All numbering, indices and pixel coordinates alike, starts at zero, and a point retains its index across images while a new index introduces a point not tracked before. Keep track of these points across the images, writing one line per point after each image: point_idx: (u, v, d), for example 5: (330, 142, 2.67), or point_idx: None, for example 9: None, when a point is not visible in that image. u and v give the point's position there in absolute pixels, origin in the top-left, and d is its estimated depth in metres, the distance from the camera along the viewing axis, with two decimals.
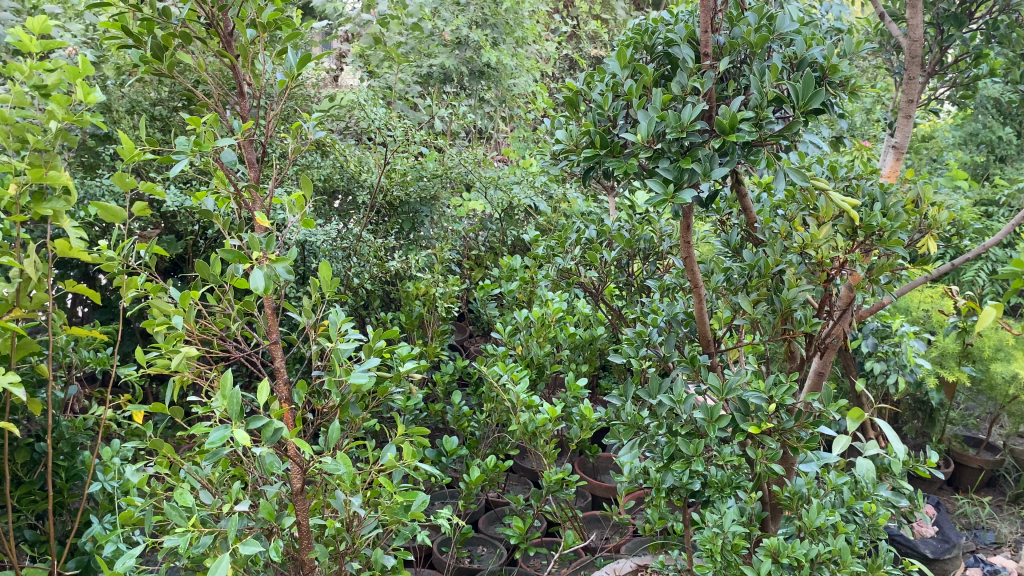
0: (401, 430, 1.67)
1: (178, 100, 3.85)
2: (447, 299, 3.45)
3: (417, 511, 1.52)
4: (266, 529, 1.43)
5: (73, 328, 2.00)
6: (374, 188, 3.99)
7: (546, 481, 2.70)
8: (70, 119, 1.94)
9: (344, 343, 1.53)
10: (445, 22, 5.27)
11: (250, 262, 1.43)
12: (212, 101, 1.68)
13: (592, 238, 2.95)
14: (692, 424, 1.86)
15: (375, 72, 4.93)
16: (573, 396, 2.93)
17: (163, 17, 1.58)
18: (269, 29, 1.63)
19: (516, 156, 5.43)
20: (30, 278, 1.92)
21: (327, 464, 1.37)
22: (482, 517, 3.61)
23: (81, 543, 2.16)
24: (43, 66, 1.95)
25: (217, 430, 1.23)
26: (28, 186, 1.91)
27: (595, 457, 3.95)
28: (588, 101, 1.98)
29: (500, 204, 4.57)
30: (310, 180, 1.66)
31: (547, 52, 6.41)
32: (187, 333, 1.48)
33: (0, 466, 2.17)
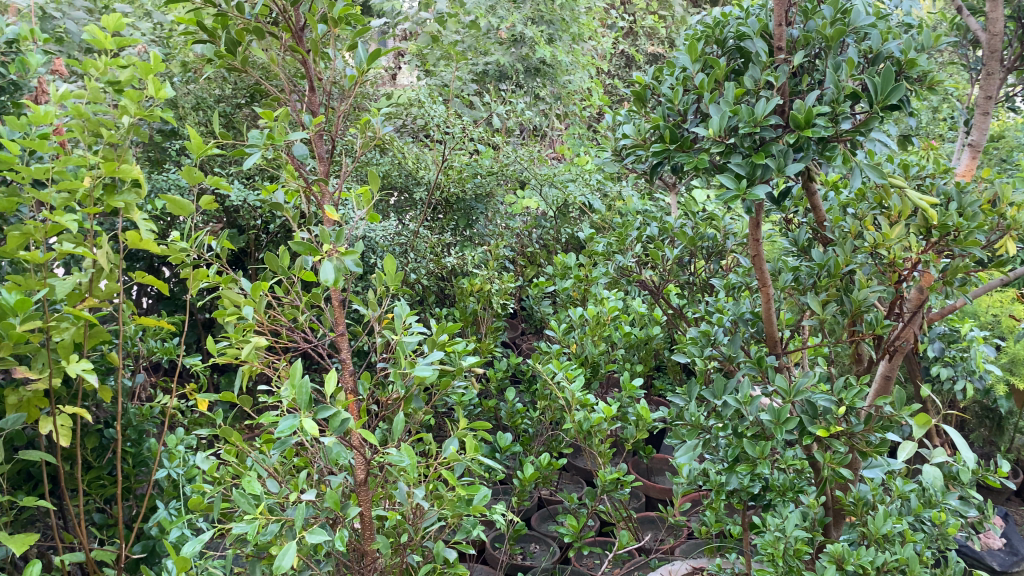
0: (464, 424, 1.66)
1: (242, 97, 3.94)
2: (502, 295, 3.46)
3: (478, 505, 1.52)
4: (331, 519, 1.44)
5: (141, 318, 2.06)
6: (431, 185, 4.04)
7: (601, 480, 2.69)
8: (142, 114, 1.99)
9: (410, 336, 1.54)
10: (500, 19, 5.28)
11: (320, 254, 1.45)
12: (285, 96, 1.71)
13: (654, 236, 2.89)
14: (758, 426, 1.82)
15: (431, 71, 4.97)
16: (629, 396, 2.90)
17: (238, 12, 1.61)
18: (340, 24, 1.63)
19: (571, 153, 5.41)
20: (102, 269, 1.99)
21: (391, 456, 1.38)
22: (535, 515, 3.61)
23: (148, 529, 2.22)
24: (117, 63, 2.02)
25: (286, 419, 1.25)
26: (101, 179, 1.98)
27: (650, 458, 3.91)
28: (656, 95, 1.97)
29: (556, 202, 4.56)
30: (378, 176, 1.66)
31: (603, 49, 6.39)
32: (257, 325, 1.51)
33: (72, 450, 2.23)
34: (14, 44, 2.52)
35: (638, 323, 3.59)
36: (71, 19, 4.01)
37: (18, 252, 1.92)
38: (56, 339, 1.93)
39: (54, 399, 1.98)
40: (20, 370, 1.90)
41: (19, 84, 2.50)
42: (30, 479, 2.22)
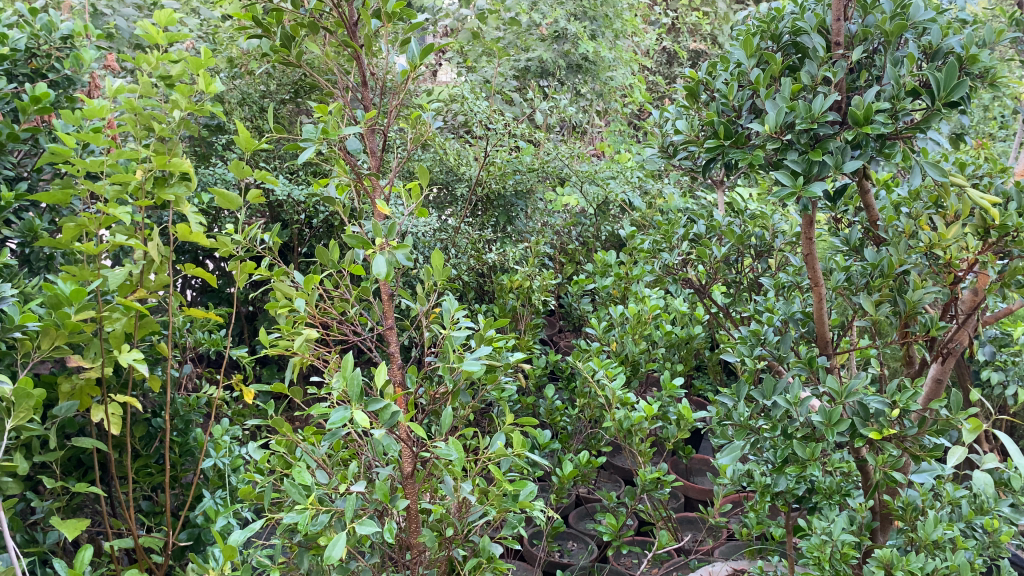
0: (510, 419, 1.65)
1: (286, 93, 3.97)
2: (542, 292, 3.45)
3: (525, 501, 1.51)
4: (380, 510, 1.46)
5: (190, 310, 2.09)
6: (472, 181, 4.04)
7: (641, 480, 2.67)
8: (193, 109, 2.01)
9: (459, 331, 1.55)
10: (542, 15, 5.27)
11: (372, 249, 1.46)
12: (337, 90, 1.72)
13: (701, 234, 2.85)
14: (808, 427, 1.79)
15: (473, 67, 4.98)
16: (670, 395, 2.88)
17: (292, 8, 1.63)
18: (393, 19, 1.64)
19: (612, 151, 5.38)
20: (153, 261, 2.03)
21: (441, 449, 1.39)
22: (573, 513, 3.60)
23: (194, 517, 2.26)
24: (169, 58, 2.05)
25: (338, 410, 1.26)
26: (153, 172, 2.01)
27: (689, 458, 3.87)
28: (709, 90, 1.95)
29: (596, 199, 4.53)
30: (427, 170, 1.67)
31: (645, 45, 6.32)
32: (309, 317, 1.53)
33: (121, 438, 2.27)
34: (69, 39, 2.57)
35: (680, 322, 3.56)
36: (120, 15, 4.09)
37: (74, 243, 1.96)
38: (108, 330, 1.97)
39: (106, 388, 2.02)
40: (73, 360, 1.94)
41: (75, 78, 2.55)
42: (82, 465, 2.27)
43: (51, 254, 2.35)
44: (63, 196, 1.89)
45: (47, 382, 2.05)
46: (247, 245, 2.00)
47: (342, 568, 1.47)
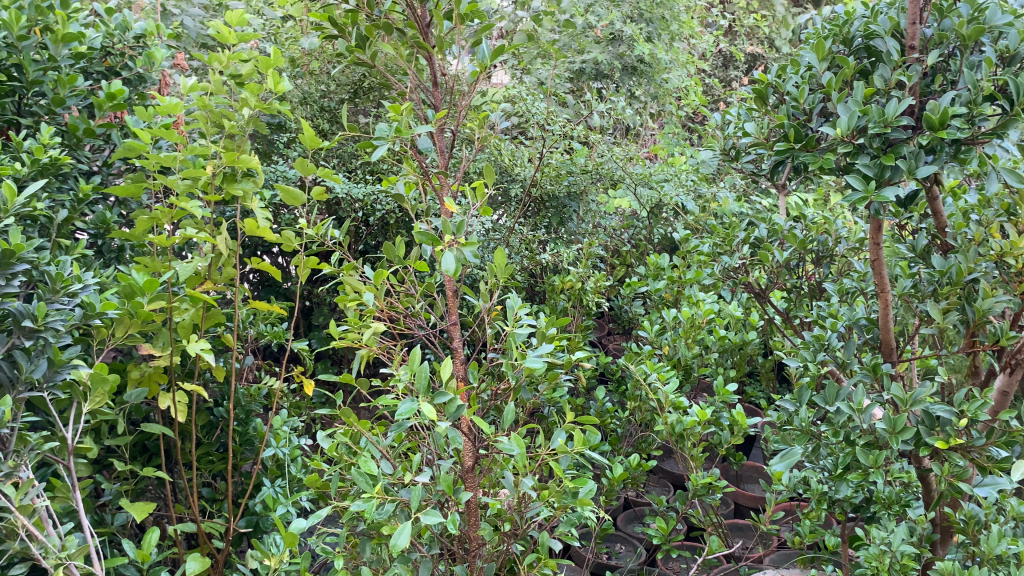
0: (571, 417, 1.67)
1: (345, 93, 4.04)
2: (595, 294, 3.46)
3: (585, 498, 1.53)
4: (442, 501, 1.49)
5: (256, 304, 2.16)
6: (527, 182, 4.07)
7: (693, 484, 2.65)
8: (262, 107, 2.07)
9: (522, 328, 1.57)
10: (598, 17, 5.28)
11: (440, 246, 1.50)
12: (409, 91, 1.79)
13: (763, 238, 2.80)
14: (872, 435, 1.77)
15: (529, 68, 5.00)
16: (723, 401, 2.84)
17: (367, 9, 1.69)
18: (465, 21, 1.68)
19: (665, 154, 5.36)
20: (221, 254, 2.09)
21: (503, 444, 1.42)
22: (622, 516, 3.58)
23: (253, 505, 2.31)
24: (238, 57, 2.11)
25: (405, 402, 1.31)
26: (222, 168, 2.07)
27: (741, 465, 3.82)
28: (777, 93, 1.94)
29: (650, 202, 4.50)
30: (493, 170, 1.70)
31: (701, 48, 6.29)
32: (377, 310, 1.59)
33: (184, 426, 2.33)
34: (142, 38, 2.65)
35: (734, 328, 3.54)
36: (188, 15, 4.18)
37: (148, 235, 2.05)
38: (177, 320, 2.03)
39: (173, 376, 2.09)
40: (144, 348, 2.00)
41: (147, 76, 2.63)
42: (147, 451, 2.33)
43: (122, 245, 2.43)
44: (137, 189, 1.99)
45: (117, 368, 2.12)
46: (320, 238, 2.08)
47: (403, 558, 1.50)
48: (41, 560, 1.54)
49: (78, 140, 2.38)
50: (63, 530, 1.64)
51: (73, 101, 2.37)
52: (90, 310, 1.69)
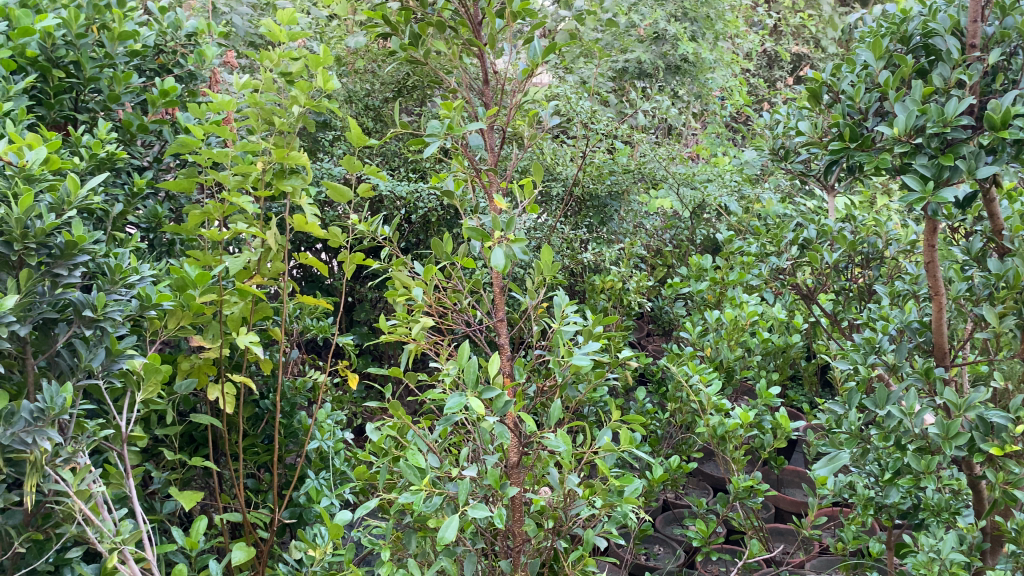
0: (617, 415, 1.67)
1: (389, 92, 4.06)
2: (637, 294, 3.44)
3: (631, 497, 1.54)
4: (488, 495, 1.51)
5: (304, 298, 2.19)
6: (570, 181, 4.04)
7: (734, 487, 2.62)
8: (311, 104, 2.09)
9: (569, 325, 1.58)
10: (642, 16, 5.26)
11: (490, 242, 1.52)
12: (459, 89, 1.82)
13: (812, 239, 2.76)
14: (923, 440, 1.75)
15: (572, 67, 5.00)
16: (765, 404, 2.79)
17: (420, 7, 1.73)
18: (518, 19, 1.71)
19: (708, 154, 5.31)
20: (270, 248, 2.13)
21: (549, 441, 1.42)
22: (660, 517, 3.55)
23: (297, 496, 2.34)
24: (289, 55, 2.14)
25: (454, 396, 1.33)
26: (271, 164, 2.11)
27: (782, 469, 3.77)
28: (832, 92, 1.93)
29: (692, 202, 4.46)
30: (541, 167, 1.72)
31: (746, 47, 6.22)
32: (425, 305, 1.64)
33: (231, 417, 2.37)
34: (194, 36, 2.69)
35: (777, 330, 3.50)
36: (237, 14, 4.24)
37: (200, 229, 2.09)
38: (227, 312, 2.07)
39: (222, 368, 2.12)
40: (195, 340, 2.04)
41: (198, 74, 2.67)
42: (195, 441, 2.37)
43: (173, 239, 2.47)
44: (190, 185, 2.03)
45: (169, 358, 2.17)
46: (369, 234, 2.11)
47: (448, 551, 1.52)
48: (97, 544, 1.58)
49: (132, 135, 2.43)
50: (117, 516, 1.68)
51: (128, 98, 2.42)
52: (145, 302, 1.78)
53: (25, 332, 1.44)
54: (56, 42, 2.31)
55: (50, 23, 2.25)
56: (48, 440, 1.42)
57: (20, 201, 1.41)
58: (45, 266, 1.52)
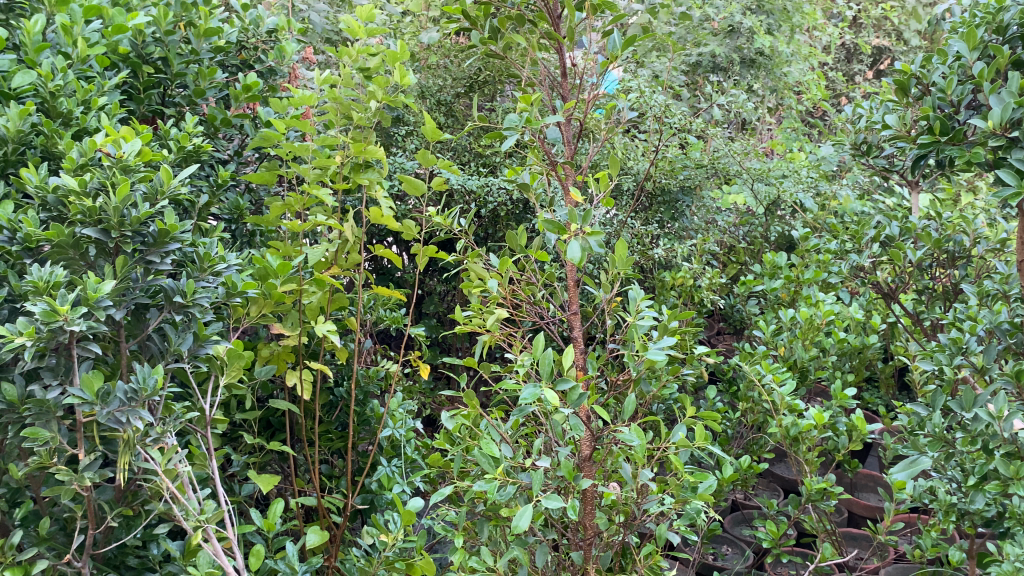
0: (692, 412, 1.67)
1: (461, 87, 4.09)
2: (709, 291, 3.41)
3: (705, 493, 1.54)
4: (562, 486, 1.52)
5: (379, 289, 2.24)
6: (641, 175, 3.98)
7: (807, 489, 2.57)
8: (389, 99, 2.12)
9: (644, 319, 1.58)
10: (717, 10, 5.18)
11: (567, 234, 1.53)
12: (538, 83, 1.84)
13: (895, 236, 2.69)
14: (1012, 445, 1.70)
15: (645, 62, 4.95)
16: (840, 406, 2.73)
17: (499, 2, 1.77)
18: (599, 13, 1.73)
19: (782, 149, 5.22)
20: (347, 240, 2.19)
21: (623, 434, 1.43)
22: (728, 517, 3.49)
23: (370, 483, 2.40)
24: (367, 50, 2.17)
25: (529, 387, 1.35)
26: (350, 158, 2.16)
27: (856, 473, 3.68)
28: (921, 84, 1.92)
29: (767, 198, 4.37)
30: (617, 161, 1.72)
31: (824, 40, 6.08)
32: (500, 297, 1.67)
33: (307, 403, 2.44)
34: (274, 33, 2.75)
35: (853, 330, 3.43)
36: (315, 11, 4.32)
37: (281, 221, 2.15)
38: (305, 301, 2.12)
39: (300, 355, 2.18)
40: (275, 328, 2.10)
41: (278, 70, 2.73)
42: (272, 426, 2.45)
43: (253, 230, 2.54)
44: (272, 177, 2.10)
45: (250, 345, 2.24)
46: (444, 227, 2.14)
47: (520, 541, 1.54)
48: (183, 521, 1.63)
49: (216, 129, 2.50)
50: (201, 495, 1.74)
51: (211, 93, 2.49)
52: (231, 289, 1.85)
53: (121, 317, 1.51)
54: (146, 39, 2.39)
55: (142, 20, 2.33)
56: (140, 419, 1.48)
57: (118, 191, 1.48)
58: (139, 253, 1.58)
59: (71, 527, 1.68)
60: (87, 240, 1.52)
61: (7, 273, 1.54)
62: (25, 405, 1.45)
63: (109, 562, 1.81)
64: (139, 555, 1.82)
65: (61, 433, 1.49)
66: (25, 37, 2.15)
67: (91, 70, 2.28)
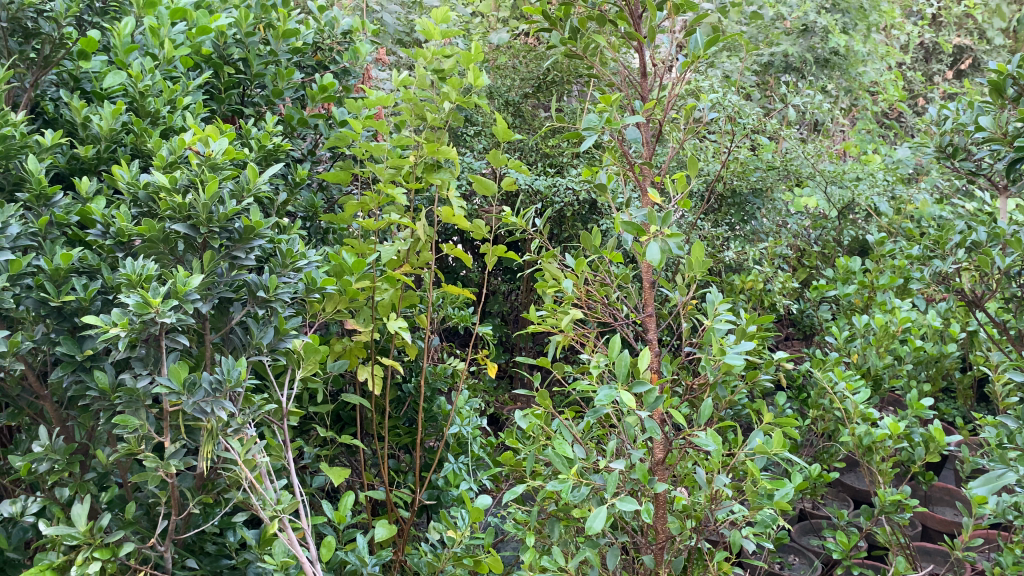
0: (769, 418, 1.64)
1: (529, 87, 4.10)
2: (779, 295, 3.34)
3: (782, 500, 1.52)
4: (635, 489, 1.51)
5: (449, 288, 2.25)
6: (712, 177, 3.93)
7: (880, 501, 2.50)
8: (463, 99, 2.12)
9: (721, 323, 1.56)
10: (791, 8, 5.07)
11: (645, 236, 1.52)
12: (618, 84, 1.83)
13: (981, 242, 2.60)
14: None
15: (716, 62, 4.89)
16: (917, 416, 2.64)
17: (579, 2, 1.76)
18: (681, 16, 1.72)
19: (856, 151, 5.10)
20: (419, 239, 2.21)
21: (699, 439, 1.42)
22: (796, 527, 3.43)
23: (437, 479, 2.42)
24: (442, 52, 2.18)
25: (605, 388, 1.35)
26: (423, 157, 2.18)
27: (931, 486, 3.57)
28: (1017, 85, 1.85)
29: (841, 201, 4.27)
30: (695, 163, 1.70)
31: (903, 38, 5.93)
32: (574, 297, 1.68)
33: (378, 398, 2.48)
34: (349, 34, 2.79)
35: (931, 338, 3.33)
36: (388, 12, 4.38)
37: (356, 219, 2.18)
38: (378, 298, 2.15)
39: (371, 351, 2.21)
40: (348, 323, 2.13)
41: (351, 70, 2.77)
42: (343, 420, 2.49)
43: (326, 228, 2.59)
44: (348, 177, 2.13)
45: (324, 340, 2.28)
46: (516, 228, 2.14)
47: (591, 542, 1.54)
48: (260, 511, 1.67)
49: (294, 128, 2.55)
50: (277, 485, 1.78)
51: (288, 93, 2.54)
52: (310, 285, 1.89)
53: (207, 310, 1.56)
54: (228, 40, 2.46)
55: (224, 22, 2.39)
56: (224, 410, 1.53)
57: (207, 188, 1.53)
58: (224, 248, 1.64)
59: (155, 512, 1.75)
60: (176, 235, 1.57)
61: (100, 266, 1.61)
62: (116, 392, 1.51)
63: (189, 547, 1.88)
64: (217, 541, 1.87)
65: (149, 421, 1.54)
66: (116, 39, 2.21)
67: (176, 71, 2.36)
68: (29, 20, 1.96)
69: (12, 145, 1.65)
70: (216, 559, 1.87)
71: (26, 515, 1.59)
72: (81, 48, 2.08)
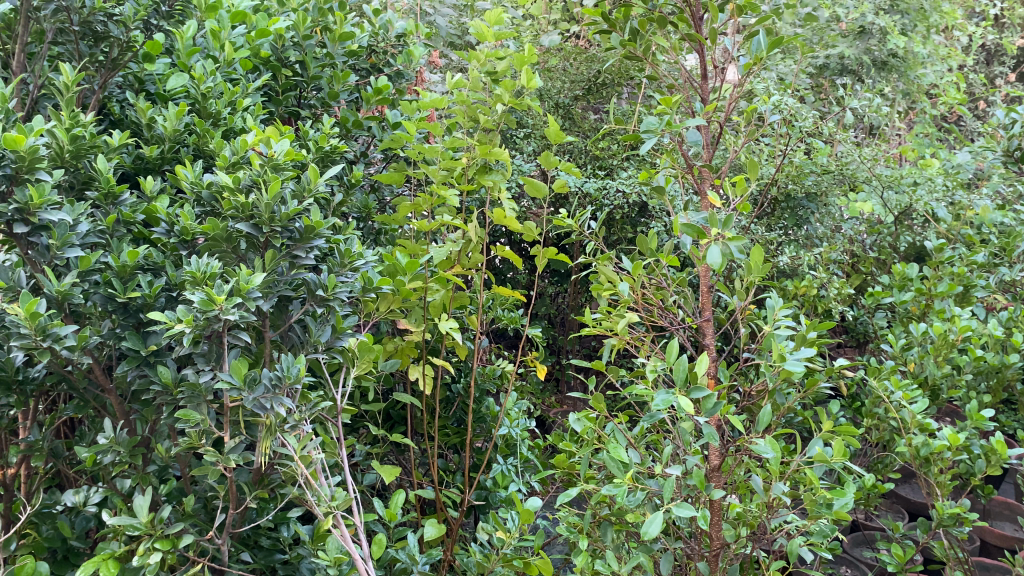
0: (828, 427, 1.61)
1: (578, 89, 4.08)
2: (833, 301, 3.28)
3: (840, 510, 1.49)
4: (689, 495, 1.50)
5: (499, 290, 2.25)
6: (766, 180, 3.88)
7: (937, 513, 2.43)
8: (516, 102, 2.11)
9: (780, 330, 1.54)
10: (849, 9, 4.98)
11: (705, 239, 1.50)
12: (676, 85, 1.81)
13: None
14: None
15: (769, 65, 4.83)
16: (977, 428, 2.57)
17: (639, 4, 1.75)
18: (741, 18, 1.70)
19: (915, 155, 4.99)
20: (471, 240, 2.21)
21: (758, 446, 1.40)
22: (849, 538, 3.36)
23: (486, 480, 2.43)
24: (496, 54, 2.17)
25: (663, 393, 1.34)
26: (477, 159, 2.18)
27: (992, 500, 3.47)
28: None
29: (898, 205, 4.19)
30: (754, 166, 1.67)
31: (965, 40, 5.78)
32: (629, 301, 1.67)
33: (429, 398, 2.49)
34: (403, 37, 2.81)
35: (991, 348, 3.16)
36: (440, 15, 4.40)
37: (409, 220, 2.20)
38: (430, 299, 2.17)
39: (423, 351, 2.22)
40: (401, 323, 2.15)
41: (405, 73, 2.79)
42: (394, 418, 2.51)
43: (379, 228, 2.62)
44: (402, 178, 2.14)
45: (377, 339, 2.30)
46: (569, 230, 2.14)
47: (644, 546, 1.53)
48: (314, 507, 1.69)
49: (348, 130, 2.58)
50: (332, 482, 1.80)
51: (344, 95, 2.58)
52: (367, 285, 1.91)
53: (268, 308, 1.58)
54: (285, 43, 2.49)
55: (282, 24, 2.43)
56: (282, 406, 1.55)
57: (270, 188, 1.56)
58: (285, 248, 1.66)
59: (213, 505, 1.78)
60: (239, 234, 1.60)
61: (164, 263, 1.65)
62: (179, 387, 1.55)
63: (244, 540, 1.91)
64: (271, 536, 1.90)
65: (210, 416, 1.58)
66: (178, 42, 2.26)
67: (235, 73, 2.40)
68: (99, 24, 1.96)
69: (82, 144, 1.68)
70: (270, 554, 1.89)
71: (87, 505, 1.70)
72: (145, 51, 2.12)
